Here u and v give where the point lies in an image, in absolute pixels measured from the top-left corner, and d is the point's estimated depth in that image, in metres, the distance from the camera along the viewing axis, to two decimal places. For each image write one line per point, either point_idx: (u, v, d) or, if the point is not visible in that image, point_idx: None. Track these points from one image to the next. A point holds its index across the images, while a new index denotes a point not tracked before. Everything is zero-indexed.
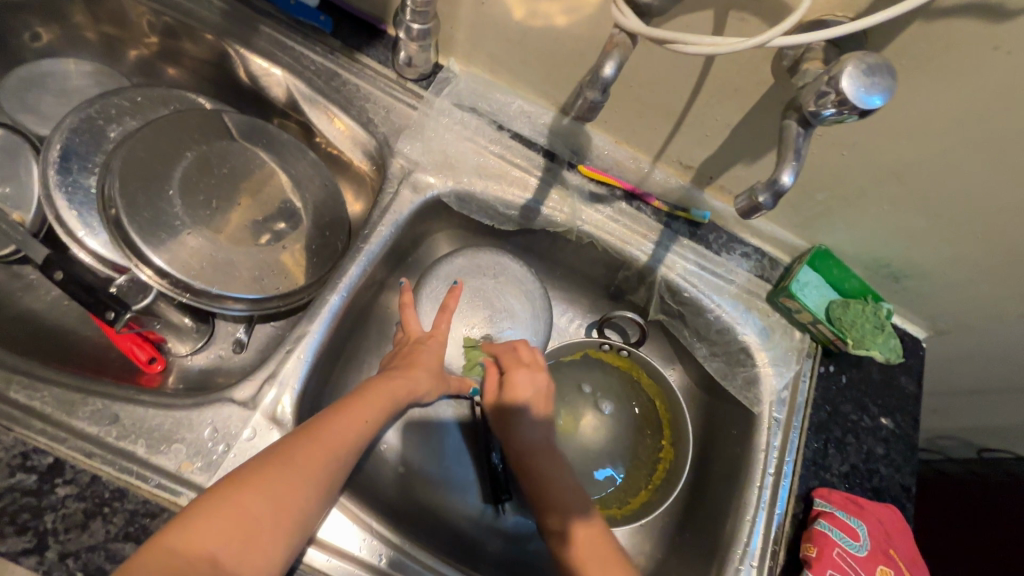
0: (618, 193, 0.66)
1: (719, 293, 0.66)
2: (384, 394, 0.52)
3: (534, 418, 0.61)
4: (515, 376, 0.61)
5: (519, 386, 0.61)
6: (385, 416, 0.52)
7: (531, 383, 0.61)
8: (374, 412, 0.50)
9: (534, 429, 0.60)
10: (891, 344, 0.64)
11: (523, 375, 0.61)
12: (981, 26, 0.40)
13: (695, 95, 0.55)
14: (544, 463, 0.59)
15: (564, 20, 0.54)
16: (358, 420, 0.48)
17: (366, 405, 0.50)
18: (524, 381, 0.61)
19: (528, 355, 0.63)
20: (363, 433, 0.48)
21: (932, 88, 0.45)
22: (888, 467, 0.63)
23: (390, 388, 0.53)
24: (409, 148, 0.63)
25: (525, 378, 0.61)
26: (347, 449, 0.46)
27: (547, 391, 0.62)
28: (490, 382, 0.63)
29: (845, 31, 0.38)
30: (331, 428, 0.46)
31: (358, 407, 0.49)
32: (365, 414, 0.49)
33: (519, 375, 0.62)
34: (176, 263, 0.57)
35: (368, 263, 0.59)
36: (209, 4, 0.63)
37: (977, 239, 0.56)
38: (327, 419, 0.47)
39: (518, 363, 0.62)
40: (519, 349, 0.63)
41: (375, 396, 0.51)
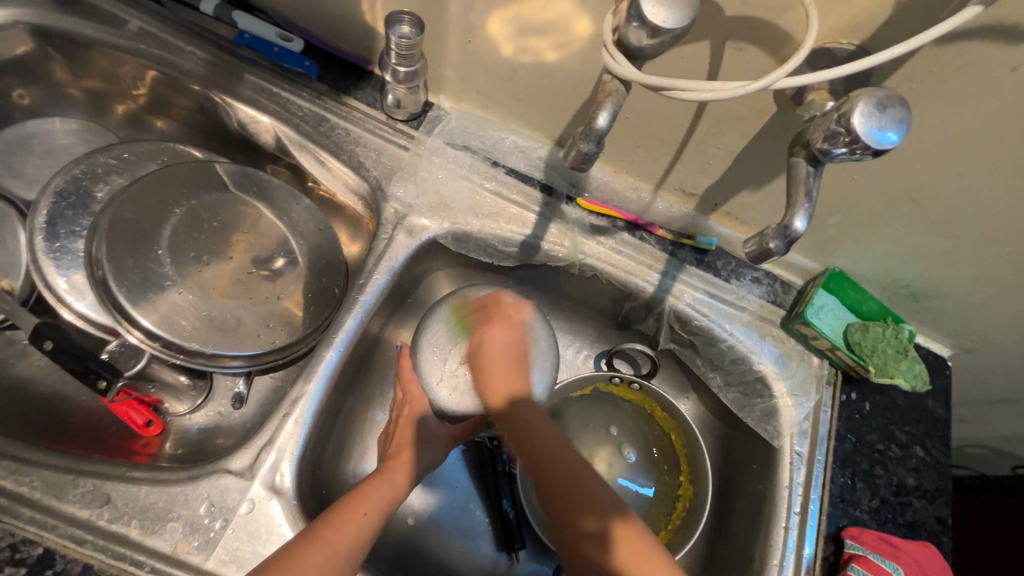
0: (619, 224, 0.64)
1: (731, 322, 0.64)
2: (382, 486, 0.51)
3: (513, 368, 0.54)
4: (488, 332, 0.55)
5: (495, 343, 0.55)
6: (387, 507, 0.50)
7: (503, 338, 0.55)
8: (373, 503, 0.48)
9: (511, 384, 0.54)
10: (915, 371, 0.61)
11: (500, 329, 0.55)
12: (998, 49, 0.38)
13: (695, 124, 0.53)
14: (528, 425, 0.53)
15: (554, 55, 0.52)
16: (357, 514, 0.47)
17: (367, 498, 0.49)
18: (500, 334, 0.55)
19: (512, 310, 0.57)
20: (365, 525, 0.46)
21: (947, 113, 0.42)
22: (921, 499, 0.59)
23: (387, 478, 0.52)
24: (402, 191, 0.61)
25: (498, 335, 0.55)
26: (349, 544, 0.44)
27: (523, 348, 0.55)
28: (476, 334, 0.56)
29: (850, 68, 0.36)
30: (330, 526, 0.45)
31: (357, 500, 0.48)
32: (365, 507, 0.48)
33: (494, 332, 0.55)
34: (167, 325, 0.55)
35: (364, 314, 0.57)
36: (193, 55, 0.62)
37: (1002, 259, 0.53)
38: (325, 518, 0.46)
39: (496, 318, 0.56)
40: (506, 304, 0.57)
41: (373, 488, 0.50)
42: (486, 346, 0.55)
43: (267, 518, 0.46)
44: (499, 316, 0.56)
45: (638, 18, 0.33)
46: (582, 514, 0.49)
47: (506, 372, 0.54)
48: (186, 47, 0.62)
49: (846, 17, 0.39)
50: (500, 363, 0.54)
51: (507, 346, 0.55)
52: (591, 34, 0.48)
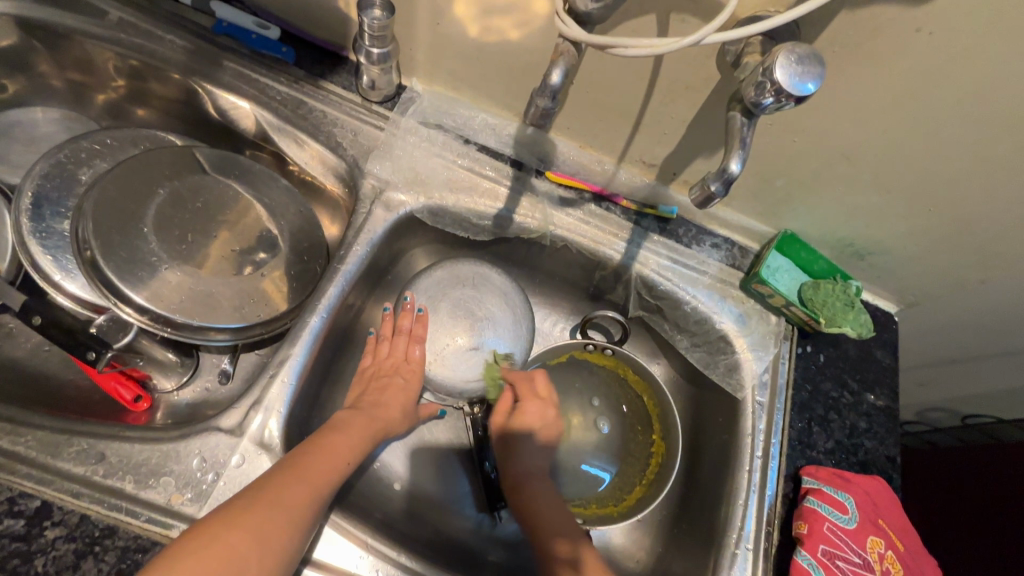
0: (587, 195, 0.68)
1: (694, 285, 0.68)
2: (360, 435, 0.54)
3: (536, 446, 0.64)
4: (528, 407, 0.65)
5: (529, 417, 0.64)
6: (362, 452, 0.53)
7: (540, 415, 0.65)
8: (351, 448, 0.51)
9: (532, 456, 0.64)
10: (861, 320, 0.65)
11: (535, 406, 0.65)
12: (903, 12, 0.42)
13: (649, 96, 0.57)
14: (540, 494, 0.61)
15: (516, 34, 0.56)
16: (341, 461, 0.49)
17: (346, 442, 0.51)
18: (536, 412, 0.65)
19: (542, 387, 0.67)
20: (344, 469, 0.49)
21: (868, 72, 0.47)
22: (872, 440, 0.64)
23: (365, 425, 0.55)
24: (379, 167, 0.64)
25: (536, 410, 0.65)
26: (329, 481, 0.47)
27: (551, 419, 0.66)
28: (501, 407, 0.65)
29: (771, 24, 0.40)
30: (317, 467, 0.47)
31: (341, 446, 0.50)
32: (349, 455, 0.50)
33: (531, 407, 0.65)
34: (156, 300, 0.57)
35: (345, 283, 0.60)
36: (172, 43, 0.64)
37: (930, 213, 0.58)
38: (309, 455, 0.47)
39: (529, 394, 0.66)
40: (535, 379, 0.67)
41: (354, 436, 0.53)
42: (525, 418, 0.64)
43: (258, 471, 0.48)
44: (540, 391, 0.67)
45: None
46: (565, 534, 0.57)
47: (532, 446, 0.64)
48: (166, 37, 0.64)
49: None
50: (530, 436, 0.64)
51: (542, 422, 0.65)
52: (548, 11, 0.52)
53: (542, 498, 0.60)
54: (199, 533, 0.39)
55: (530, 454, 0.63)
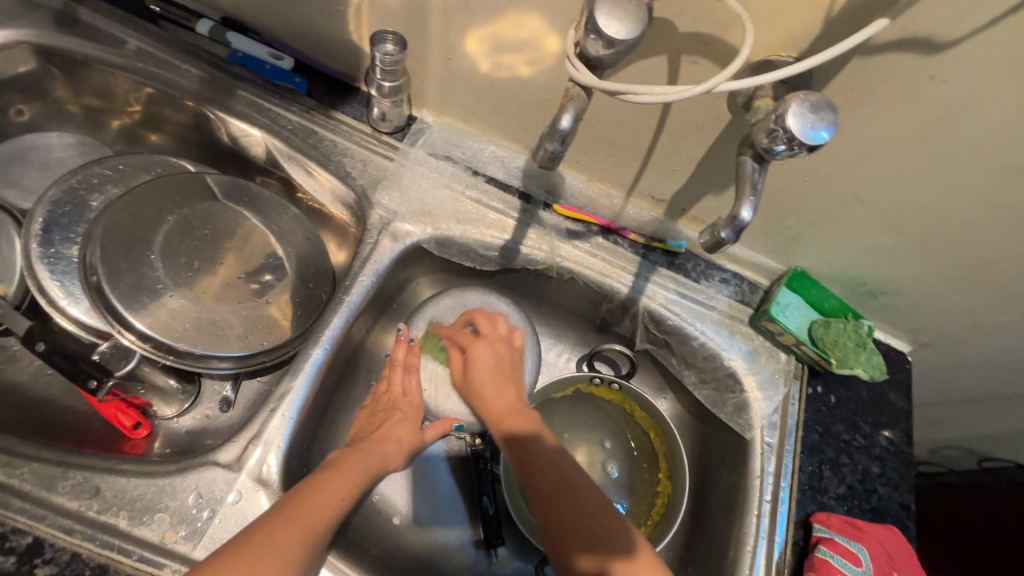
0: (594, 228, 0.68)
1: (702, 321, 0.67)
2: (358, 471, 0.52)
3: (504, 382, 0.63)
4: (476, 351, 0.64)
5: (481, 361, 0.64)
6: (360, 492, 0.51)
7: (493, 354, 0.65)
8: (351, 487, 0.50)
9: (503, 393, 0.62)
10: (874, 362, 0.65)
11: (484, 346, 0.65)
12: (916, 60, 0.42)
13: (659, 134, 0.57)
14: (531, 434, 0.59)
15: (527, 70, 0.56)
16: (336, 499, 0.48)
17: (346, 481, 0.50)
18: (485, 353, 0.64)
19: (488, 326, 0.66)
20: (341, 510, 0.48)
21: (880, 118, 0.46)
22: (886, 486, 0.62)
23: (364, 463, 0.54)
24: (387, 198, 0.64)
25: (487, 351, 0.65)
26: (325, 525, 0.46)
27: (510, 361, 0.65)
28: (455, 365, 0.66)
29: (782, 74, 0.40)
30: (314, 510, 0.46)
31: (337, 484, 0.49)
32: (344, 493, 0.49)
33: (480, 350, 0.65)
34: (159, 327, 0.57)
35: (350, 314, 0.59)
36: (188, 73, 0.65)
37: (944, 255, 0.57)
38: (302, 496, 0.46)
39: (480, 338, 0.66)
40: (480, 321, 0.67)
41: (351, 471, 0.52)
42: (477, 361, 0.64)
43: (255, 508, 0.47)
44: (489, 332, 0.66)
45: (594, 31, 0.37)
46: (555, 478, 0.55)
47: (495, 384, 0.63)
48: (182, 66, 0.65)
49: (782, 32, 0.43)
50: (489, 376, 0.63)
51: (496, 359, 0.64)
52: (560, 50, 0.52)
53: (531, 440, 0.59)
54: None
55: (500, 389, 0.63)
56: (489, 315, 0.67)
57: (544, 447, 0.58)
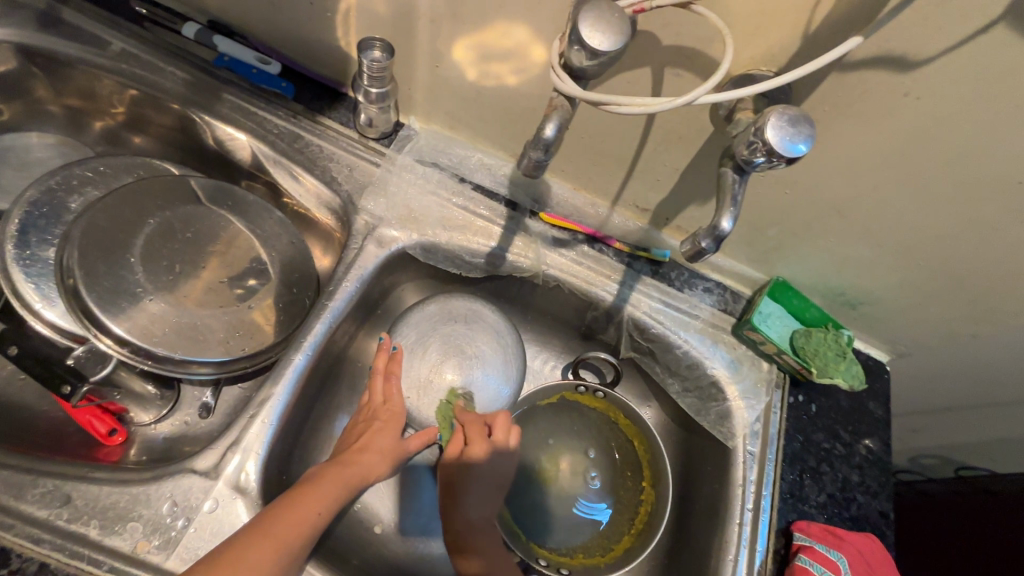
0: (580, 236, 0.68)
1: (685, 329, 0.67)
2: (339, 482, 0.51)
3: (482, 491, 0.58)
4: (472, 453, 0.57)
5: (474, 463, 0.57)
6: (338, 506, 0.50)
7: (487, 462, 0.58)
8: (328, 501, 0.49)
9: (477, 506, 0.58)
10: (853, 371, 0.65)
11: (483, 448, 0.58)
12: (890, 78, 0.43)
13: (643, 144, 0.58)
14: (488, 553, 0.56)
15: (514, 79, 0.56)
16: (309, 513, 0.47)
17: (325, 494, 0.49)
18: (483, 454, 0.58)
19: (502, 431, 0.60)
20: (316, 525, 0.47)
21: (857, 132, 0.47)
22: (865, 494, 0.63)
23: (344, 476, 0.52)
24: (373, 204, 0.64)
25: (484, 455, 0.58)
26: (298, 543, 0.45)
27: (501, 469, 0.59)
28: (454, 446, 0.59)
29: (761, 87, 0.41)
30: (285, 529, 0.45)
31: (313, 496, 0.48)
32: (320, 505, 0.48)
33: (479, 450, 0.58)
34: (137, 331, 0.56)
35: (333, 320, 0.59)
36: (173, 75, 0.65)
37: (921, 267, 0.58)
38: (274, 514, 0.45)
39: (475, 438, 0.58)
40: (494, 420, 0.60)
41: (330, 482, 0.50)
42: (470, 464, 0.57)
43: (231, 517, 0.47)
44: (497, 439, 0.59)
45: (578, 42, 0.37)
46: None
47: (477, 499, 0.58)
48: (167, 68, 0.65)
49: (762, 47, 0.44)
50: (477, 484, 0.58)
51: (490, 468, 0.58)
52: (546, 60, 0.53)
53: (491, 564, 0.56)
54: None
55: (473, 497, 0.58)
56: (508, 422, 0.60)
57: (489, 509, 0.59)
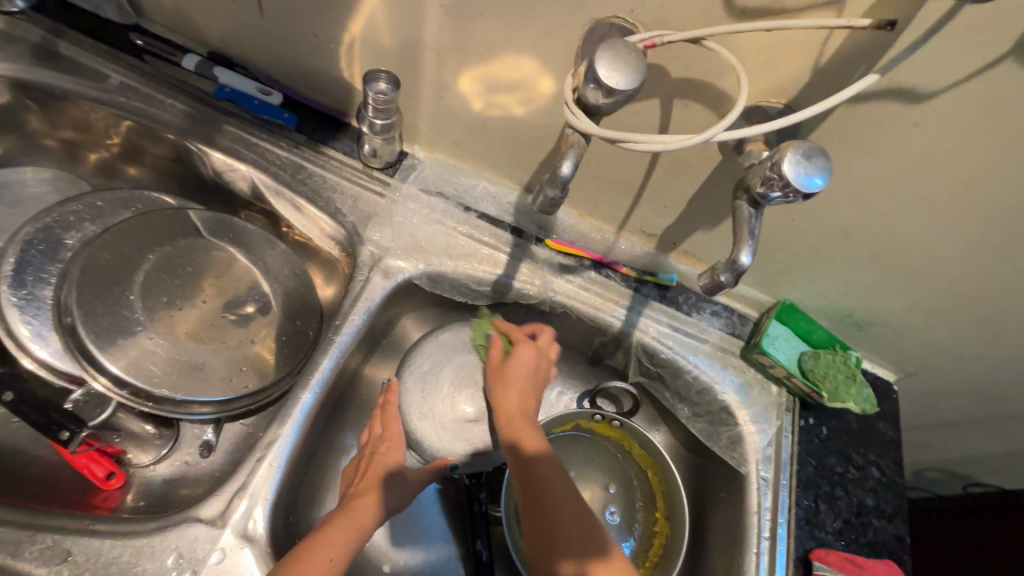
0: (586, 262, 0.68)
1: (694, 354, 0.67)
2: (346, 528, 0.50)
3: (533, 380, 0.61)
4: (521, 350, 0.61)
5: (522, 361, 0.61)
6: (351, 551, 0.49)
7: (533, 359, 0.61)
8: (339, 547, 0.48)
9: (523, 398, 0.59)
10: (864, 395, 0.65)
11: (529, 351, 0.61)
12: (900, 110, 0.43)
13: (650, 172, 0.58)
14: (543, 467, 0.53)
15: (521, 109, 0.56)
16: (323, 560, 0.46)
17: (333, 540, 0.48)
18: (529, 357, 0.61)
19: (546, 341, 0.64)
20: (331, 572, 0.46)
21: (866, 161, 0.48)
22: (880, 519, 0.62)
23: (351, 520, 0.51)
24: (378, 234, 0.63)
25: (530, 355, 0.61)
26: None
27: (541, 373, 0.61)
28: (494, 357, 0.62)
29: (776, 124, 0.41)
30: None
31: (322, 545, 0.47)
32: (331, 551, 0.47)
33: (524, 351, 0.61)
34: (134, 370, 0.54)
35: (340, 355, 0.57)
36: (172, 107, 0.64)
37: (929, 290, 0.58)
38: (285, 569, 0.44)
39: (520, 339, 0.63)
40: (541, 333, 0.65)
41: (339, 528, 0.49)
42: (518, 360, 0.61)
43: (238, 568, 0.45)
44: (541, 342, 0.64)
45: (594, 81, 0.37)
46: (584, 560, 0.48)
47: (518, 386, 0.59)
48: (166, 100, 0.64)
49: (772, 81, 0.44)
50: (516, 380, 0.60)
51: (537, 365, 0.61)
52: (553, 91, 0.53)
53: (548, 471, 0.53)
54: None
55: (524, 398, 0.59)
56: (549, 338, 0.65)
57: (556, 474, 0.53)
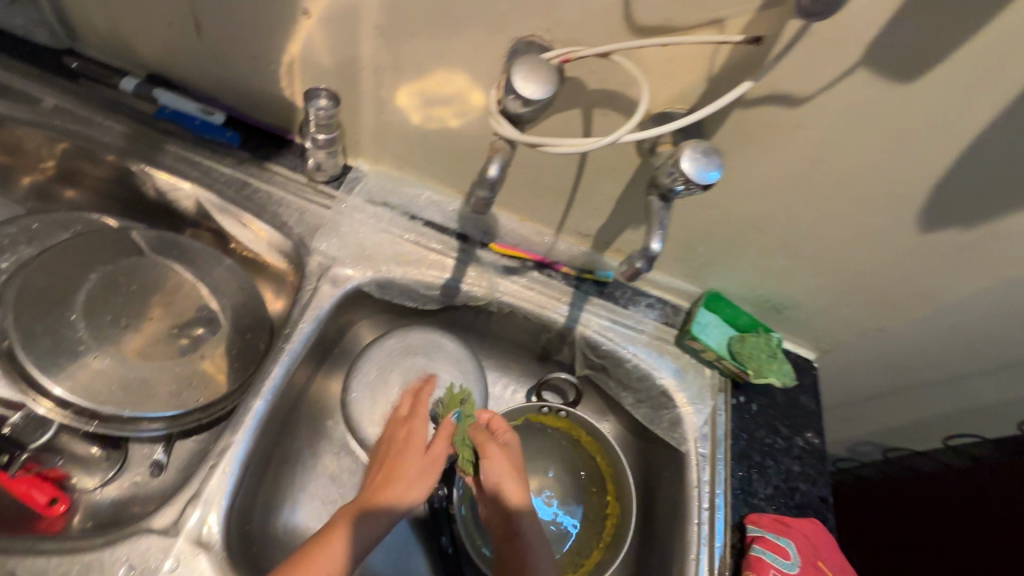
0: (529, 263, 0.72)
1: (633, 343, 0.72)
2: (334, 547, 0.50)
3: (518, 501, 0.59)
4: (489, 451, 0.60)
5: (495, 461, 0.60)
6: (340, 571, 0.49)
7: (503, 459, 0.60)
8: (325, 567, 0.48)
9: (513, 503, 0.59)
10: (785, 369, 0.71)
11: (498, 450, 0.60)
12: (783, 112, 0.49)
13: (580, 176, 0.63)
14: (520, 536, 0.58)
15: (456, 121, 0.60)
16: None
17: (319, 562, 0.48)
18: (501, 457, 0.60)
19: (504, 433, 0.62)
20: None
21: (762, 159, 0.54)
22: (806, 482, 0.68)
23: (339, 538, 0.51)
24: (326, 245, 0.65)
25: (497, 454, 0.60)
26: None
27: (513, 463, 0.61)
28: (479, 443, 0.61)
29: (676, 125, 0.46)
30: None
31: (307, 571, 0.48)
32: (318, 575, 0.48)
33: (490, 449, 0.60)
34: (79, 391, 0.55)
35: (291, 362, 0.58)
36: (110, 128, 0.64)
37: (830, 273, 0.65)
38: None
39: (488, 438, 0.61)
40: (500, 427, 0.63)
41: (330, 551, 0.50)
42: (490, 460, 0.60)
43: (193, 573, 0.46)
44: (503, 436, 0.62)
45: (512, 92, 0.42)
46: None
47: (506, 493, 0.59)
48: (104, 121, 0.65)
49: (674, 90, 0.50)
50: (503, 477, 0.59)
51: (507, 471, 0.60)
52: (484, 104, 0.57)
53: (524, 545, 0.57)
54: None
55: (509, 499, 0.59)
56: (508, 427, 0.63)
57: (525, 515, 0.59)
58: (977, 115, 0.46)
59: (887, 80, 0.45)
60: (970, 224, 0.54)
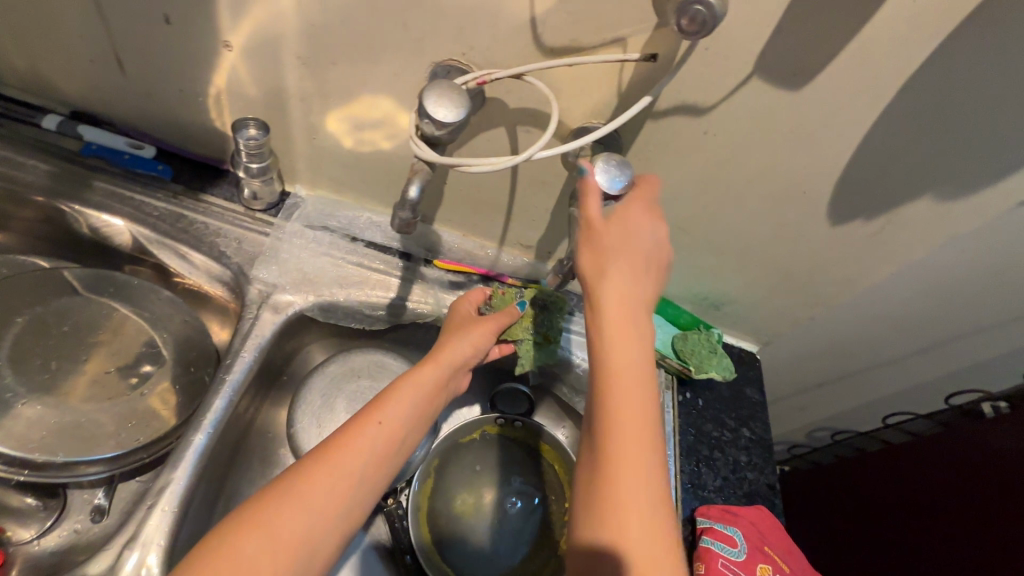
0: (474, 277, 0.73)
1: (581, 348, 0.74)
2: (380, 425, 0.51)
3: (628, 273, 0.47)
4: (631, 206, 0.48)
5: (633, 218, 0.48)
6: (380, 446, 0.51)
7: (646, 222, 0.48)
8: (366, 442, 0.50)
9: (637, 350, 0.46)
10: (725, 363, 0.75)
11: (639, 210, 0.48)
12: (690, 121, 0.52)
13: (514, 190, 0.65)
14: (616, 410, 0.44)
15: (387, 143, 0.61)
16: (348, 463, 0.48)
17: (361, 437, 0.50)
18: (638, 216, 0.48)
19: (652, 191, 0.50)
20: (358, 466, 0.49)
21: (679, 165, 0.57)
22: (753, 471, 0.71)
23: (388, 418, 0.52)
24: (266, 272, 0.65)
25: (639, 214, 0.48)
26: (333, 492, 0.47)
27: (655, 255, 0.48)
28: (593, 194, 0.47)
29: (589, 138, 0.48)
30: (310, 487, 0.46)
31: (348, 446, 0.49)
32: (355, 453, 0.49)
33: (633, 206, 0.48)
34: (13, 440, 0.54)
35: (232, 394, 0.58)
36: (35, 168, 0.64)
37: (758, 268, 0.69)
38: (297, 475, 0.47)
39: (634, 194, 0.49)
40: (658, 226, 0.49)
41: (372, 431, 0.51)
42: (630, 224, 0.48)
43: None
44: (638, 196, 0.49)
45: (426, 116, 0.43)
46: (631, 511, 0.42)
47: (615, 270, 0.46)
48: (28, 162, 0.64)
49: (589, 105, 0.52)
50: (636, 304, 0.47)
51: (648, 232, 0.48)
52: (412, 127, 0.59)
53: (614, 431, 0.43)
54: (234, 533, 0.43)
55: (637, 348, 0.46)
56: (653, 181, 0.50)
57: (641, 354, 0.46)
58: (861, 115, 0.50)
59: (777, 87, 0.48)
60: (873, 213, 0.59)
